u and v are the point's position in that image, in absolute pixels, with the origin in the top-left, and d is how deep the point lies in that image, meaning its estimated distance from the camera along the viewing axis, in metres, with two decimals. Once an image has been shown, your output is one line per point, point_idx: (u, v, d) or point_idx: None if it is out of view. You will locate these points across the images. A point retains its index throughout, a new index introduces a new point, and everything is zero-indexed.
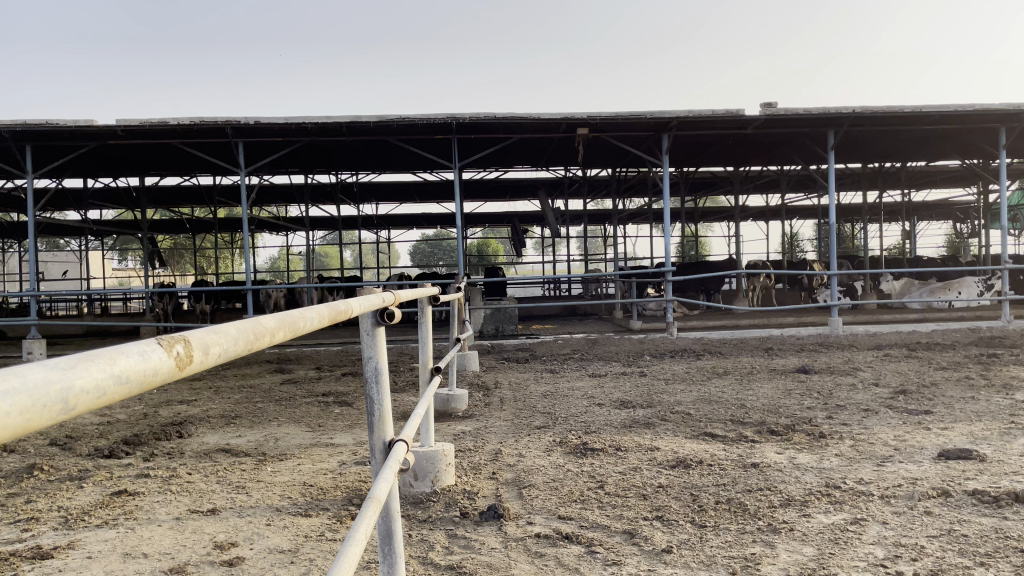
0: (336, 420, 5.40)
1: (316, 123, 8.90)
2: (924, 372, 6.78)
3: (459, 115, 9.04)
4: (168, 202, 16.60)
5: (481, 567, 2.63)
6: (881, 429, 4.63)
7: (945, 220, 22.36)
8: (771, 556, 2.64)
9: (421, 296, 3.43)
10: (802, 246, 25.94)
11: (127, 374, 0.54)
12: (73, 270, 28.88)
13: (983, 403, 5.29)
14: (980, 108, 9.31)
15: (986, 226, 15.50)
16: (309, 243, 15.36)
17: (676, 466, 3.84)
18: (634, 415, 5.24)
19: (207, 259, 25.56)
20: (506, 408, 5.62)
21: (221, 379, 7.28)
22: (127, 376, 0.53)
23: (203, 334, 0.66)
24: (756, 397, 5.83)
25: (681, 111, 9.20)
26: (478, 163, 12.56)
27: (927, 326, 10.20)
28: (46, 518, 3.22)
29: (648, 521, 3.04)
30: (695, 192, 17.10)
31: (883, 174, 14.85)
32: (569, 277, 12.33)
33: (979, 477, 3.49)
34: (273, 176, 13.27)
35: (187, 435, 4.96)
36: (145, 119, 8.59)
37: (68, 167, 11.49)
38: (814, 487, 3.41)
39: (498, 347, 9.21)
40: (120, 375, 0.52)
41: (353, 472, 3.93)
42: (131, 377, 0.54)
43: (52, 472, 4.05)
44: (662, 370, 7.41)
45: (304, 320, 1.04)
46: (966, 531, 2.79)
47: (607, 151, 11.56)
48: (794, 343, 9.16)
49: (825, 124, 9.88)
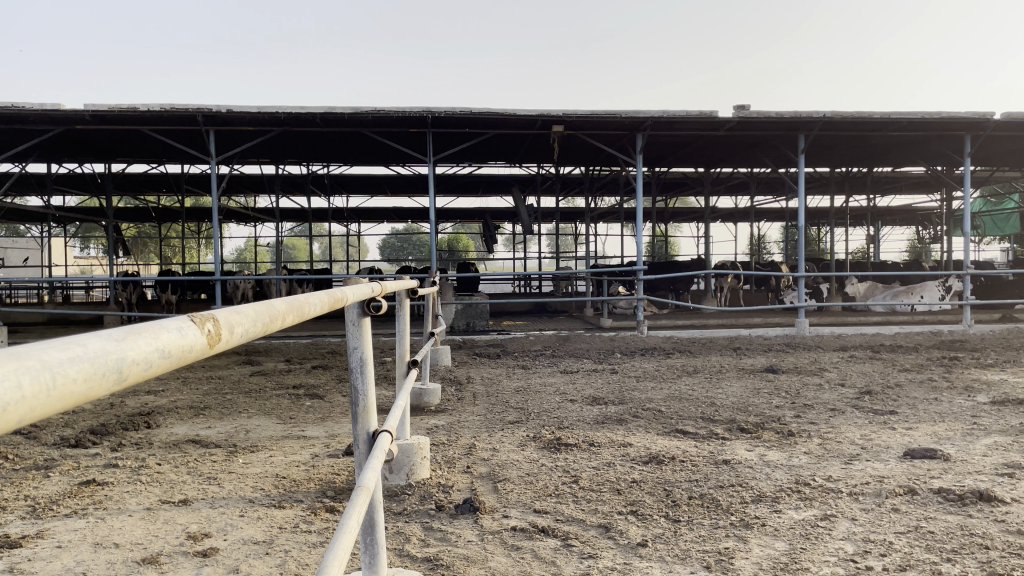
0: (308, 413, 5.36)
1: (289, 113, 8.82)
2: (888, 373, 6.91)
3: (435, 109, 9.01)
4: (134, 190, 16.28)
5: (459, 559, 2.64)
6: (848, 428, 4.73)
7: (908, 225, 22.77)
8: (744, 550, 2.68)
9: (400, 288, 3.42)
10: (768, 247, 26.28)
11: (169, 348, 0.54)
12: (33, 257, 28.16)
13: (946, 404, 5.42)
14: (947, 115, 9.50)
15: (949, 232, 15.80)
16: (278, 234, 15.16)
17: (649, 461, 3.88)
18: (607, 411, 5.28)
19: (172, 249, 25.09)
20: (478, 402, 5.62)
21: (189, 371, 7.19)
22: (169, 349, 0.53)
23: (229, 313, 0.66)
24: (725, 395, 5.92)
25: (656, 111, 9.28)
26: (452, 158, 12.57)
27: (891, 329, 10.39)
28: (12, 507, 3.16)
29: (622, 515, 3.07)
30: (666, 191, 17.22)
31: (850, 179, 15.08)
32: (541, 274, 12.19)
33: (943, 475, 3.58)
34: (244, 165, 13.09)
35: (155, 425, 4.90)
36: (114, 105, 8.45)
37: (31, 151, 11.19)
38: (785, 484, 3.47)
39: (469, 342, 9.21)
40: (164, 348, 0.52)
41: (327, 464, 3.91)
42: (172, 351, 0.53)
43: (17, 461, 3.96)
44: (632, 367, 7.47)
45: (310, 305, 1.03)
46: (932, 528, 2.85)
47: (581, 148, 11.57)
48: (762, 343, 9.29)
49: (796, 127, 10.01)
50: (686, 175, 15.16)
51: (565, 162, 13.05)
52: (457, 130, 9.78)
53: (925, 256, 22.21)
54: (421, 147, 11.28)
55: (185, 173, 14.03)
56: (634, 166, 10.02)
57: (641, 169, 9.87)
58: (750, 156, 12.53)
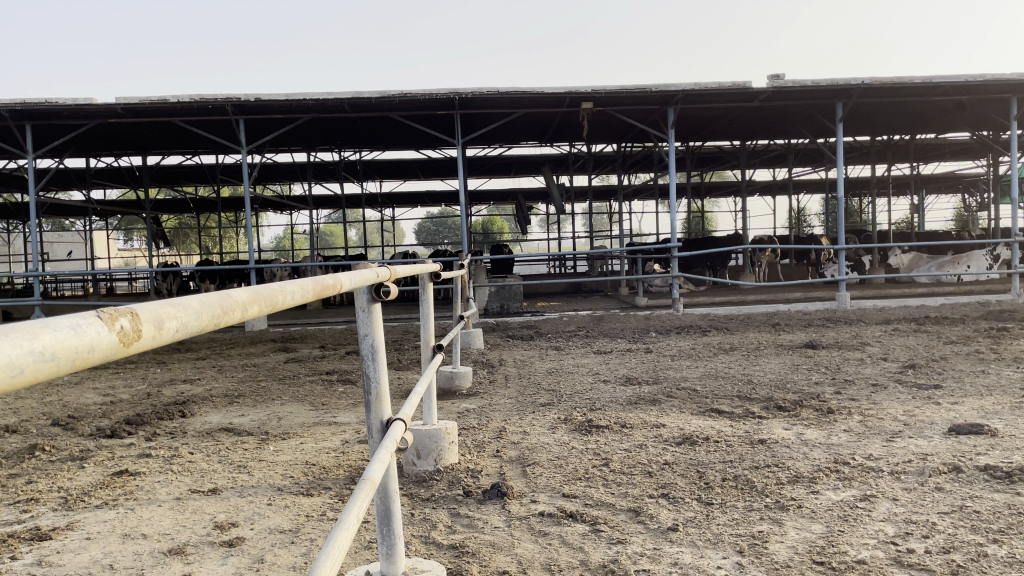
0: (340, 399, 5.37)
1: (316, 99, 8.80)
2: (933, 346, 6.71)
3: (462, 90, 8.91)
4: (171, 181, 16.48)
5: (485, 546, 2.60)
6: (890, 403, 4.59)
7: (953, 193, 22.11)
8: (779, 534, 2.59)
9: (424, 271, 3.36)
10: (809, 220, 25.77)
11: (55, 349, 0.51)
12: (79, 251, 28.75)
13: (994, 376, 5.24)
14: (993, 77, 9.13)
15: (997, 199, 15.25)
16: (313, 221, 15.22)
17: (682, 442, 3.80)
18: (640, 391, 5.20)
19: (212, 238, 25.43)
20: (510, 385, 5.58)
21: (225, 359, 7.27)
22: (54, 352, 0.50)
23: (155, 308, 0.65)
24: (763, 372, 5.80)
25: (688, 84, 9.07)
26: (482, 139, 12.47)
27: (936, 301, 10.08)
28: (45, 499, 3.19)
29: (653, 499, 3.00)
30: (701, 165, 16.93)
31: (892, 147, 14.66)
32: (575, 253, 11.97)
33: (990, 451, 3.44)
34: (277, 152, 13.17)
35: (189, 414, 4.94)
36: (145, 97, 8.52)
37: (69, 146, 11.37)
38: (823, 463, 3.36)
39: (503, 325, 9.15)
40: (41, 352, 0.48)
41: (356, 451, 3.90)
42: (59, 353, 0.51)
43: (54, 452, 4.01)
44: (667, 346, 7.35)
45: (285, 295, 1.01)
46: (977, 507, 2.73)
47: (612, 125, 11.39)
48: (802, 318, 9.09)
49: (833, 96, 9.72)
50: (721, 148, 14.89)
51: (596, 139, 12.87)
52: (485, 111, 9.68)
53: (972, 224, 21.61)
54: (451, 130, 11.21)
55: (219, 164, 14.13)
56: (667, 142, 9.82)
57: (674, 144, 9.67)
58: (785, 127, 12.24)
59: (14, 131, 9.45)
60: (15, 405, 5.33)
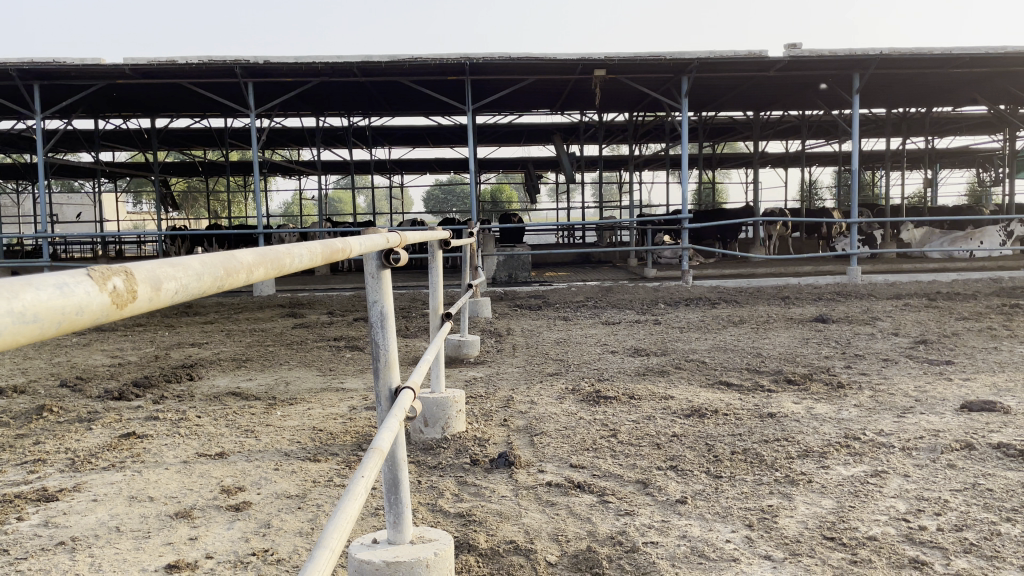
0: (347, 365, 5.37)
1: (326, 63, 8.69)
2: (945, 322, 6.64)
3: (473, 56, 8.79)
4: (178, 144, 16.37)
5: (492, 515, 2.58)
6: (901, 378, 4.56)
7: (968, 167, 21.83)
8: (789, 508, 2.56)
9: (434, 239, 3.31)
10: (821, 192, 25.56)
11: (36, 310, 0.47)
12: (88, 212, 28.75)
13: (1005, 353, 5.19)
14: (1013, 49, 8.93)
15: (1014, 174, 15.01)
16: (320, 187, 15.12)
17: (690, 415, 3.77)
18: (648, 363, 5.18)
19: (221, 202, 25.38)
20: (518, 355, 5.56)
21: (233, 323, 7.27)
22: (35, 313, 0.46)
23: (153, 268, 0.62)
24: (772, 345, 5.76)
25: (702, 52, 8.92)
26: (493, 105, 12.34)
27: (947, 276, 10.01)
28: (52, 460, 3.19)
29: (661, 471, 2.98)
30: (713, 136, 16.73)
31: (908, 120, 14.43)
32: (585, 223, 11.81)
33: (1003, 429, 3.40)
34: (286, 116, 13.07)
35: (196, 377, 4.94)
36: (154, 59, 8.44)
37: (77, 106, 11.29)
38: (834, 438, 3.33)
39: (511, 294, 9.11)
40: (21, 314, 0.45)
41: (364, 417, 3.88)
42: (40, 313, 0.47)
43: (62, 413, 4.02)
44: (676, 317, 7.32)
45: (292, 258, 0.97)
46: (990, 485, 2.70)
47: (624, 93, 11.23)
48: (812, 291, 9.03)
49: (850, 67, 9.55)
50: (733, 119, 14.70)
51: (607, 108, 12.71)
52: (497, 77, 9.54)
53: (987, 199, 21.38)
54: (460, 95, 11.09)
55: (228, 128, 14.01)
56: (680, 111, 9.68)
57: (686, 113, 9.54)
58: (800, 97, 12.06)
59: (22, 92, 9.38)
60: (24, 365, 5.35)
